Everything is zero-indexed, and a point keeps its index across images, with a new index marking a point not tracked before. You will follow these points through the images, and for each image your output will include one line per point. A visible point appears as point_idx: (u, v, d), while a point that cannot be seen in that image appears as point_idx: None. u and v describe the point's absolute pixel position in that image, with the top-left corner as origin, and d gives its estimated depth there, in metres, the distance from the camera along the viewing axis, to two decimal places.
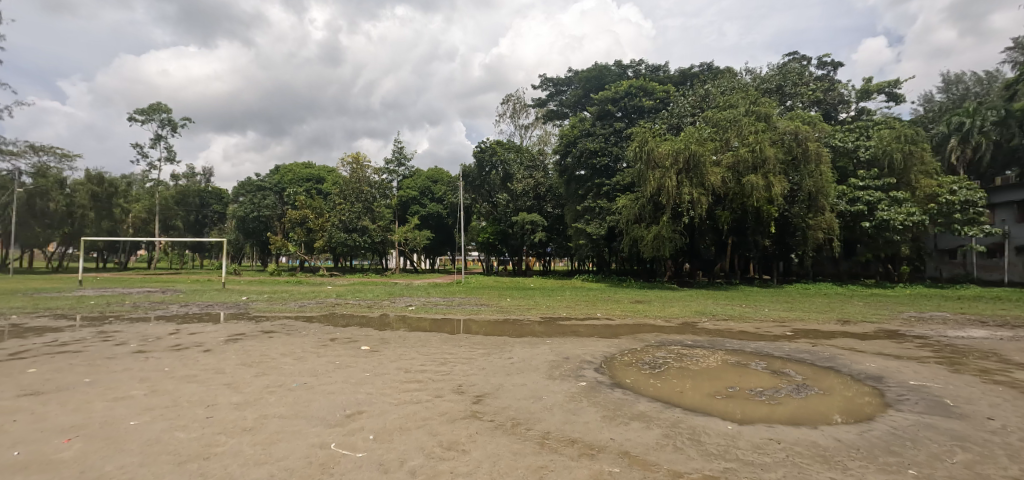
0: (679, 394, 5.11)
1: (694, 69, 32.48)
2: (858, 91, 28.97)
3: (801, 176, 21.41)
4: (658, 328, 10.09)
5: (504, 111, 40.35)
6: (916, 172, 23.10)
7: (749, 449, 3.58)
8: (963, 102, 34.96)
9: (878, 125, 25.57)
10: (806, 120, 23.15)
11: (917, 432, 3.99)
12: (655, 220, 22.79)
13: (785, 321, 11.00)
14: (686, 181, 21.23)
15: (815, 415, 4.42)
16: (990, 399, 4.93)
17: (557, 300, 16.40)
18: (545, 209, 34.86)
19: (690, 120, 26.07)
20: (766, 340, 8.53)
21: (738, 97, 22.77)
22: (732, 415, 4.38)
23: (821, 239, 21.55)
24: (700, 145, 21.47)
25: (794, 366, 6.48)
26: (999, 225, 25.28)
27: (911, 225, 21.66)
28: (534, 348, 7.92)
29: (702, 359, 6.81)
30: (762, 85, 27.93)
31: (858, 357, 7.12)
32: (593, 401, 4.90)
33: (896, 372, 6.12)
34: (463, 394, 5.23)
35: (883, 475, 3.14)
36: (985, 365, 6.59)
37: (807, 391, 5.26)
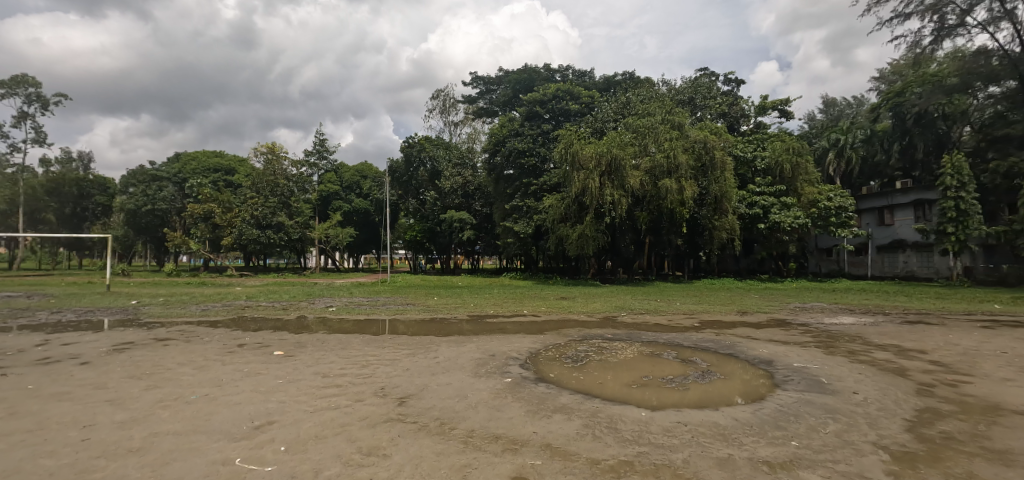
0: (599, 385, 5.33)
1: (616, 77, 34.17)
2: (757, 107, 32.13)
3: (709, 182, 23.29)
4: (581, 323, 10.44)
5: (432, 107, 39.74)
6: (801, 181, 26.06)
7: (660, 433, 3.81)
8: (838, 122, 40.19)
9: (772, 139, 28.59)
10: (714, 130, 25.26)
11: (800, 407, 4.50)
12: (579, 220, 23.60)
13: (694, 314, 11.93)
14: (608, 183, 22.20)
15: (718, 398, 4.84)
16: (857, 376, 5.69)
17: (485, 298, 16.42)
18: (474, 207, 34.76)
19: (612, 125, 27.34)
20: (677, 331, 9.18)
21: (655, 106, 24.42)
22: (647, 402, 4.66)
23: (724, 239, 23.49)
24: (621, 150, 22.46)
25: (699, 354, 7.03)
26: (864, 227, 29.38)
27: (797, 227, 24.59)
28: (460, 347, 7.88)
29: (620, 351, 7.16)
30: (675, 96, 30.30)
31: (754, 344, 7.90)
32: (517, 396, 4.97)
33: (784, 357, 6.86)
34: (385, 397, 5.04)
35: (771, 448, 3.50)
36: (853, 347, 7.63)
37: (710, 376, 5.74)
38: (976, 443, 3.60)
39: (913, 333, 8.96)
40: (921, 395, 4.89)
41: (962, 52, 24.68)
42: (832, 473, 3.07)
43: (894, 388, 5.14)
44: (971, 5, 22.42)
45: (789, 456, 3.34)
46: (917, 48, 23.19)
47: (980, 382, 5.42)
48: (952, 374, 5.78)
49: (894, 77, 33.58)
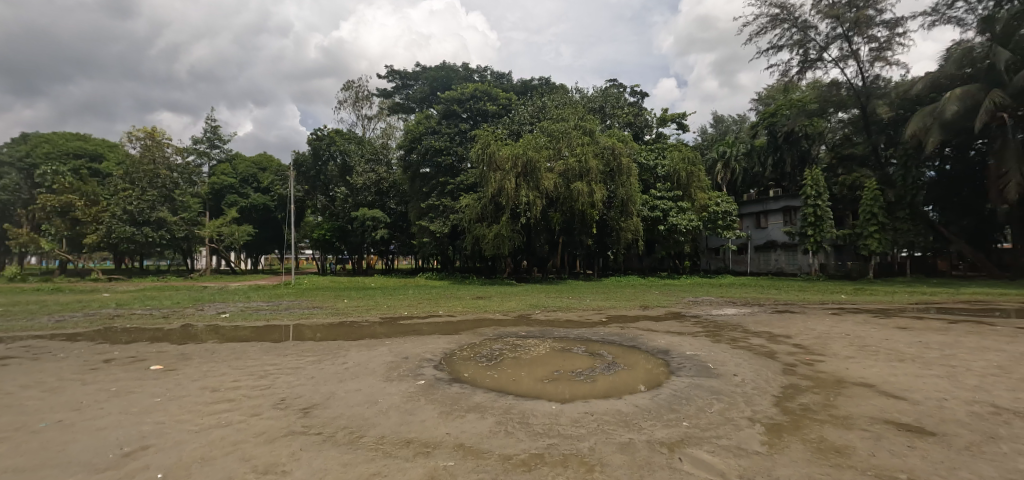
0: (512, 382, 5.42)
1: (533, 81, 35.04)
2: (658, 118, 34.85)
3: (616, 185, 24.79)
4: (496, 322, 10.55)
5: (344, 98, 37.79)
6: (695, 188, 28.72)
7: (568, 424, 3.98)
8: (725, 136, 44.99)
9: (671, 148, 31.18)
10: (621, 138, 26.94)
11: (691, 391, 4.95)
12: (496, 220, 23.81)
13: (602, 310, 12.63)
14: (524, 184, 22.69)
15: (622, 387, 5.17)
16: (737, 361, 6.41)
17: (399, 299, 15.96)
18: (388, 206, 33.59)
19: (529, 128, 28.03)
20: (586, 326, 9.64)
21: (569, 111, 25.44)
22: (557, 396, 4.83)
23: (629, 239, 25.14)
24: (537, 152, 23.05)
25: (606, 347, 7.45)
26: (746, 230, 33.20)
27: (691, 229, 27.08)
28: (372, 351, 7.57)
29: (533, 347, 7.35)
30: (587, 103, 31.94)
31: (653, 335, 8.56)
32: (430, 398, 4.88)
33: (678, 346, 7.51)
34: (287, 409, 4.69)
35: (666, 430, 3.81)
36: (735, 335, 8.57)
37: (616, 367, 6.11)
38: (826, 412, 4.23)
39: (781, 321, 10.30)
40: (787, 375, 5.62)
41: (821, 81, 28.86)
42: (716, 448, 3.42)
43: (766, 370, 5.86)
44: (828, 44, 26.31)
45: (682, 435, 3.66)
46: (788, 75, 26.72)
47: (829, 360, 6.38)
48: (810, 355, 6.73)
49: (769, 100, 38.36)
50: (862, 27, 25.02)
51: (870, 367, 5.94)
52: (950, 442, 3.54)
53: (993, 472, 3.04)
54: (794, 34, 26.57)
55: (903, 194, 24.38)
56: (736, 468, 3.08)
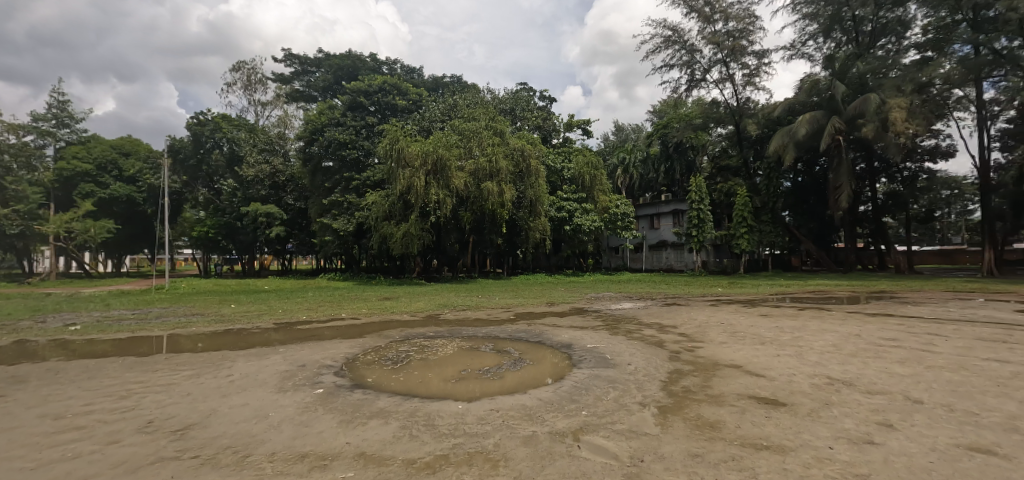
0: (418, 384, 5.30)
1: (445, 78, 34.66)
2: (565, 123, 36.41)
3: (526, 186, 25.42)
4: (403, 323, 10.26)
5: (233, 80, 34.23)
6: (598, 191, 30.46)
7: (474, 422, 4.00)
8: (624, 143, 48.35)
9: (577, 152, 32.73)
10: (530, 140, 27.70)
11: (590, 382, 5.24)
12: (404, 218, 23.15)
13: (510, 307, 12.89)
14: (434, 182, 22.28)
15: (527, 382, 5.32)
16: (631, 351, 6.92)
17: (297, 302, 14.83)
18: (285, 201, 31.08)
19: (439, 126, 27.68)
20: (494, 324, 9.76)
21: (480, 111, 25.53)
22: (464, 395, 4.82)
23: (538, 239, 25.92)
24: (447, 150, 22.74)
25: (513, 344, 7.61)
26: (641, 230, 36.00)
27: (594, 229, 28.67)
28: (263, 359, 6.96)
29: (441, 347, 7.27)
30: (498, 104, 32.37)
31: (557, 330, 8.93)
32: (329, 407, 4.61)
33: (580, 339, 7.91)
34: (156, 432, 4.13)
35: (567, 419, 3.99)
36: (630, 327, 9.25)
37: (522, 363, 6.26)
38: (704, 392, 4.73)
39: (670, 313, 11.35)
40: (672, 361, 6.19)
41: (705, 99, 32.18)
42: (612, 432, 3.66)
43: (655, 358, 6.40)
44: (711, 66, 29.43)
45: (580, 424, 3.86)
46: (678, 91, 29.43)
47: (707, 346, 7.15)
48: (692, 342, 7.49)
49: (662, 112, 41.96)
50: (738, 54, 28.37)
51: (740, 350, 6.77)
52: (797, 410, 4.16)
53: (828, 433, 3.63)
54: (684, 54, 29.32)
55: (767, 201, 28.16)
56: (627, 450, 3.32)
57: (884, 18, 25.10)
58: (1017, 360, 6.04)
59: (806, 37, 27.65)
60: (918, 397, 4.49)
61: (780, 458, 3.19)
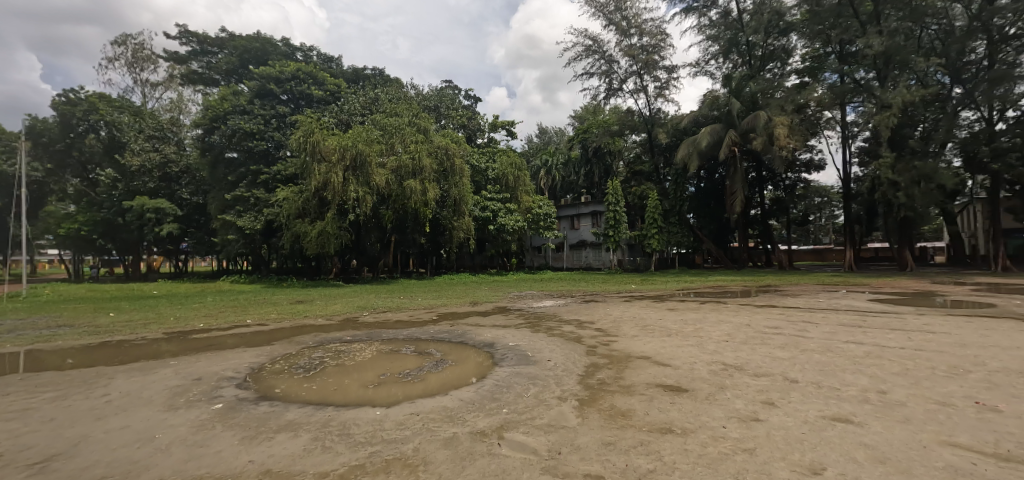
0: (333, 391, 5.04)
1: (365, 70, 33.24)
2: (490, 124, 36.61)
3: (450, 185, 25.15)
4: (317, 328, 9.69)
5: (115, 55, 30.20)
6: (521, 192, 30.98)
7: (392, 428, 3.89)
8: (547, 146, 49.74)
9: (501, 153, 33.06)
10: (454, 139, 27.48)
11: (511, 380, 5.32)
12: (320, 216, 21.88)
13: (432, 308, 12.70)
14: (352, 179, 21.21)
15: (449, 383, 5.28)
16: (551, 347, 7.13)
17: (194, 308, 13.41)
18: (180, 195, 28.02)
19: (359, 119, 26.55)
20: (416, 326, 9.55)
21: (403, 107, 24.82)
22: (382, 400, 4.67)
23: (462, 238, 25.78)
24: (368, 146, 21.77)
25: (435, 345, 7.51)
26: (562, 230, 37.25)
27: (517, 229, 29.12)
28: (151, 374, 6.22)
29: (358, 352, 6.98)
30: (422, 101, 31.69)
31: (480, 330, 8.96)
32: (230, 423, 4.23)
33: (502, 338, 8.01)
34: (8, 467, 3.52)
35: (488, 419, 4.02)
36: (550, 324, 9.53)
37: (443, 364, 6.19)
38: (617, 384, 5.00)
39: (588, 309, 11.86)
40: (589, 355, 6.48)
41: (621, 107, 34.03)
42: (531, 429, 3.75)
43: (573, 353, 6.66)
44: (627, 77, 31.18)
45: (501, 422, 3.91)
46: (597, 98, 30.82)
47: (621, 340, 7.57)
48: (607, 337, 7.89)
49: (583, 118, 43.72)
50: (651, 68, 30.33)
51: (649, 342, 7.25)
52: (697, 395, 4.55)
53: (721, 414, 4.02)
54: (602, 64, 30.77)
55: (674, 205, 30.51)
56: (546, 444, 3.43)
57: (771, 45, 28.25)
58: (870, 342, 7.10)
59: (709, 57, 30.26)
60: (794, 377, 5.12)
61: (682, 439, 3.47)
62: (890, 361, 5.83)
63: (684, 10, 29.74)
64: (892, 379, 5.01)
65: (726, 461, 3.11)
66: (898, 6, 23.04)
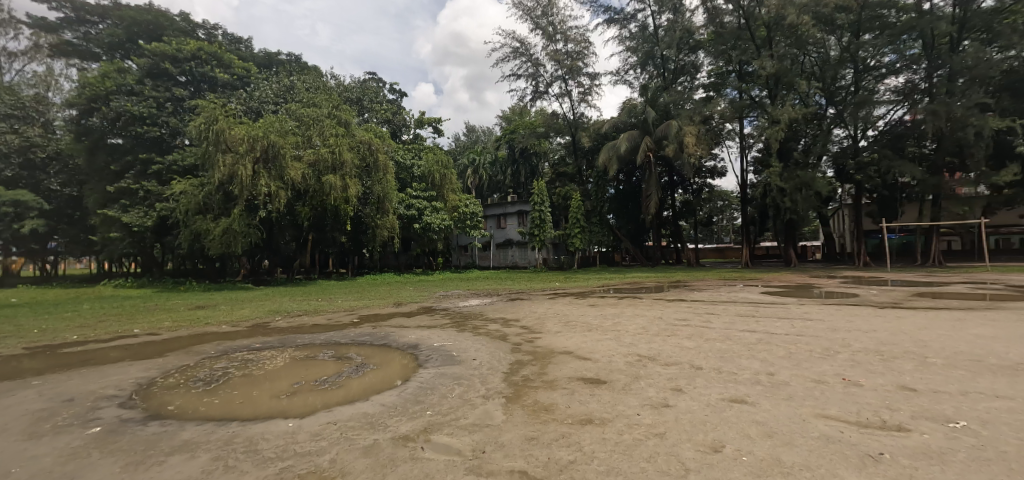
0: (238, 405, 4.62)
1: (280, 56, 30.88)
2: (416, 120, 35.78)
3: (372, 182, 24.21)
4: (221, 335, 8.87)
5: None
6: (448, 190, 30.62)
7: (306, 440, 3.66)
8: (474, 145, 49.66)
9: (427, 150, 32.45)
10: (377, 134, 26.47)
11: (436, 381, 5.25)
12: (226, 213, 20.07)
13: (353, 310, 12.15)
14: (263, 172, 19.53)
15: (370, 388, 5.08)
16: (476, 346, 7.14)
17: (67, 317, 11.68)
18: (49, 185, 24.30)
19: (272, 108, 24.71)
20: (335, 330, 9.08)
21: (322, 98, 23.43)
22: (295, 411, 4.37)
23: (385, 237, 24.90)
24: (281, 137, 20.18)
25: (355, 349, 7.19)
26: (488, 229, 37.42)
27: (444, 227, 28.73)
28: (9, 398, 5.32)
29: (269, 360, 6.49)
30: (344, 93, 30.13)
31: (404, 331, 8.74)
32: (111, 449, 3.73)
33: (427, 339, 7.87)
34: None
35: (411, 423, 3.92)
36: (476, 323, 9.52)
37: (364, 369, 5.94)
38: (540, 379, 5.12)
39: (513, 307, 12.03)
40: (514, 353, 6.57)
41: (547, 110, 34.90)
42: (455, 429, 3.72)
43: (498, 351, 6.72)
44: (552, 81, 31.99)
45: (425, 425, 3.84)
46: (524, 100, 31.30)
47: (545, 336, 7.77)
48: (531, 334, 8.06)
49: (510, 118, 44.21)
50: (575, 73, 31.36)
51: (571, 338, 7.51)
52: (614, 386, 4.79)
53: (636, 402, 4.26)
54: (529, 66, 31.30)
55: (595, 205, 31.83)
56: (470, 444, 3.42)
57: (682, 60, 30.53)
58: (762, 330, 7.92)
59: (628, 67, 31.95)
60: (699, 364, 5.57)
61: (600, 429, 3.64)
62: (777, 346, 6.54)
63: (607, 20, 31.09)
64: (779, 362, 5.63)
65: (639, 447, 3.29)
66: (787, 34, 25.95)
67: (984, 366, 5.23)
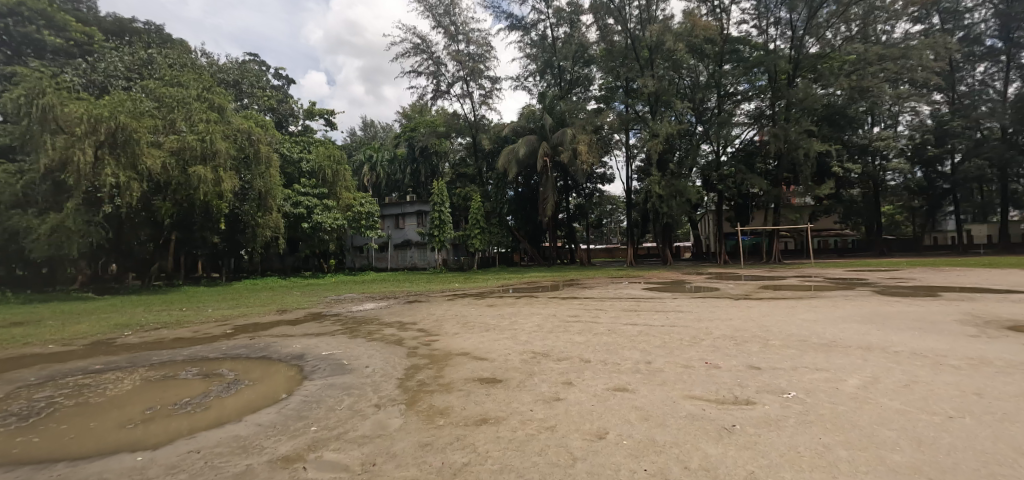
0: (67, 441, 3.86)
1: (134, 24, 26.35)
2: (305, 110, 33.27)
3: (252, 176, 21.96)
4: (47, 357, 7.35)
5: None
6: (341, 187, 28.84)
7: (160, 475, 3.17)
8: (371, 141, 47.65)
9: (317, 143, 30.34)
10: (259, 123, 24.09)
11: (323, 393, 4.90)
12: (56, 207, 16.70)
13: (226, 320, 10.87)
14: (110, 159, 16.37)
15: (243, 408, 4.57)
16: (370, 353, 6.82)
17: None
18: None
19: (122, 84, 21.19)
20: (203, 343, 8.05)
21: (189, 76, 20.34)
22: (147, 441, 3.77)
23: (268, 237, 22.83)
24: (135, 120, 17.13)
25: (227, 364, 6.44)
26: (386, 229, 36.01)
27: (336, 227, 26.99)
28: None
29: (114, 384, 5.53)
30: (218, 74, 26.76)
31: (287, 341, 8.03)
32: None
33: (314, 348, 7.34)
34: None
35: (291, 441, 3.61)
36: (370, 328, 9.11)
37: (238, 386, 5.34)
38: (436, 383, 5.05)
39: (410, 310, 11.71)
40: (409, 357, 6.40)
41: (448, 109, 34.59)
42: (342, 444, 3.50)
43: (393, 356, 6.49)
44: (454, 82, 31.79)
45: (308, 443, 3.56)
46: (423, 98, 30.68)
47: (442, 338, 7.69)
48: (428, 337, 7.91)
49: (410, 116, 43.04)
50: (476, 75, 31.48)
51: (469, 339, 7.54)
52: (508, 384, 4.89)
53: (529, 398, 4.41)
54: (430, 64, 30.78)
55: (495, 207, 32.31)
56: (358, 458, 3.25)
57: (577, 72, 32.39)
58: (643, 322, 8.67)
59: (528, 74, 33.00)
60: (587, 358, 5.92)
61: (494, 428, 3.69)
62: (655, 337, 7.21)
63: (508, 26, 31.76)
64: (655, 351, 6.21)
65: (531, 442, 3.39)
66: (665, 57, 28.78)
67: (809, 345, 6.29)
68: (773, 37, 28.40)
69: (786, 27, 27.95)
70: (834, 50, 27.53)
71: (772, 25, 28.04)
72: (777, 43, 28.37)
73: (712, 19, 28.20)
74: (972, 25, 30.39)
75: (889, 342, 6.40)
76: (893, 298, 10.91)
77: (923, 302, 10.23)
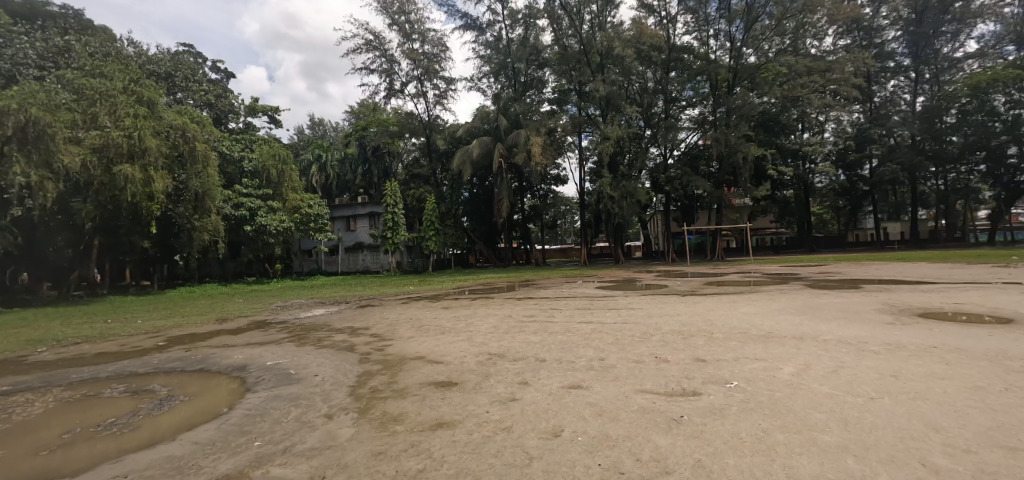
0: None
1: (48, 7, 23.95)
2: (246, 107, 31.60)
3: (187, 175, 20.54)
4: None
5: None
6: (287, 188, 27.53)
7: None
8: (320, 140, 45.96)
9: (261, 142, 28.88)
10: (195, 119, 22.65)
11: (267, 405, 4.66)
12: None
13: (159, 331, 10.13)
14: (21, 157, 14.72)
15: (179, 425, 4.26)
16: (319, 361, 6.55)
17: None
18: None
19: (35, 73, 19.33)
20: (132, 357, 7.45)
21: (114, 68, 18.66)
22: (62, 469, 3.41)
23: (206, 240, 21.60)
24: (51, 113, 15.54)
25: (159, 379, 5.98)
26: (336, 231, 34.77)
27: (282, 230, 25.76)
28: None
29: (24, 407, 4.99)
30: (148, 65, 24.80)
31: (228, 351, 7.59)
32: None
33: (258, 358, 6.97)
34: None
35: (226, 460, 3.37)
36: (319, 335, 8.74)
37: (170, 403, 4.97)
38: (390, 389, 4.92)
39: (362, 315, 11.34)
40: (362, 364, 6.20)
41: (401, 109, 34.09)
42: (288, 458, 3.34)
43: (345, 363, 6.27)
44: (408, 81, 31.32)
45: (250, 459, 3.36)
46: (375, 97, 29.95)
47: (396, 343, 7.50)
48: (381, 342, 7.72)
49: (361, 113, 41.89)
50: (430, 75, 31.10)
51: (424, 342, 7.39)
52: (464, 387, 4.85)
53: (485, 400, 4.38)
54: (383, 62, 30.11)
55: (450, 208, 32.07)
56: (307, 471, 3.11)
57: (531, 74, 32.74)
58: (597, 321, 8.85)
59: (482, 75, 32.92)
60: (542, 357, 5.99)
61: (451, 431, 3.65)
62: (608, 334, 7.38)
63: (462, 26, 31.58)
64: (608, 348, 6.37)
65: (488, 443, 3.38)
66: (615, 62, 29.62)
67: (750, 336, 6.67)
68: (713, 48, 29.91)
69: (726, 38, 29.46)
70: (769, 60, 29.21)
71: (713, 37, 29.56)
72: (718, 53, 29.93)
73: (659, 29, 29.30)
74: (883, 43, 33.54)
75: (819, 331, 6.89)
76: (823, 292, 11.74)
77: (849, 294, 11.09)
